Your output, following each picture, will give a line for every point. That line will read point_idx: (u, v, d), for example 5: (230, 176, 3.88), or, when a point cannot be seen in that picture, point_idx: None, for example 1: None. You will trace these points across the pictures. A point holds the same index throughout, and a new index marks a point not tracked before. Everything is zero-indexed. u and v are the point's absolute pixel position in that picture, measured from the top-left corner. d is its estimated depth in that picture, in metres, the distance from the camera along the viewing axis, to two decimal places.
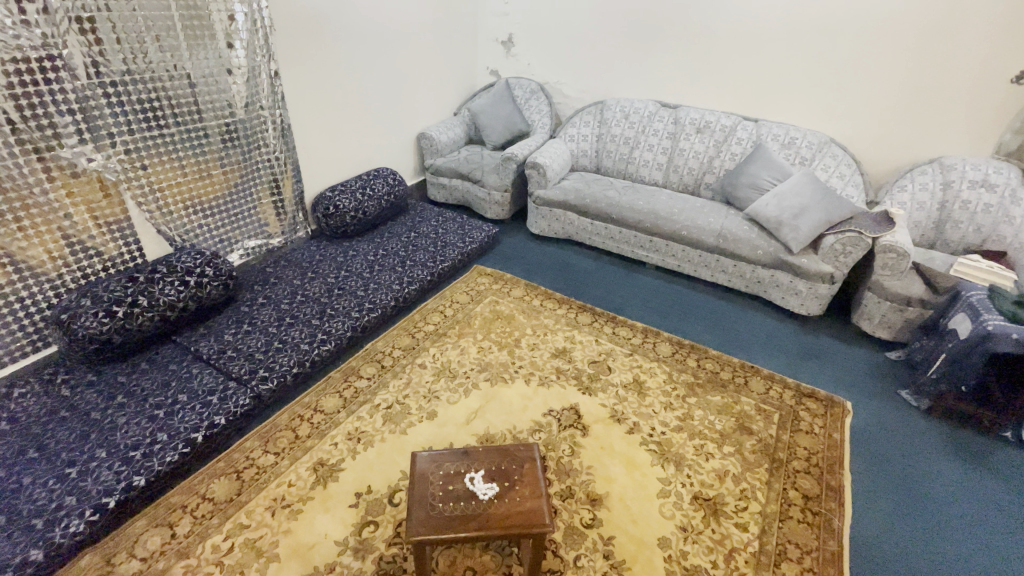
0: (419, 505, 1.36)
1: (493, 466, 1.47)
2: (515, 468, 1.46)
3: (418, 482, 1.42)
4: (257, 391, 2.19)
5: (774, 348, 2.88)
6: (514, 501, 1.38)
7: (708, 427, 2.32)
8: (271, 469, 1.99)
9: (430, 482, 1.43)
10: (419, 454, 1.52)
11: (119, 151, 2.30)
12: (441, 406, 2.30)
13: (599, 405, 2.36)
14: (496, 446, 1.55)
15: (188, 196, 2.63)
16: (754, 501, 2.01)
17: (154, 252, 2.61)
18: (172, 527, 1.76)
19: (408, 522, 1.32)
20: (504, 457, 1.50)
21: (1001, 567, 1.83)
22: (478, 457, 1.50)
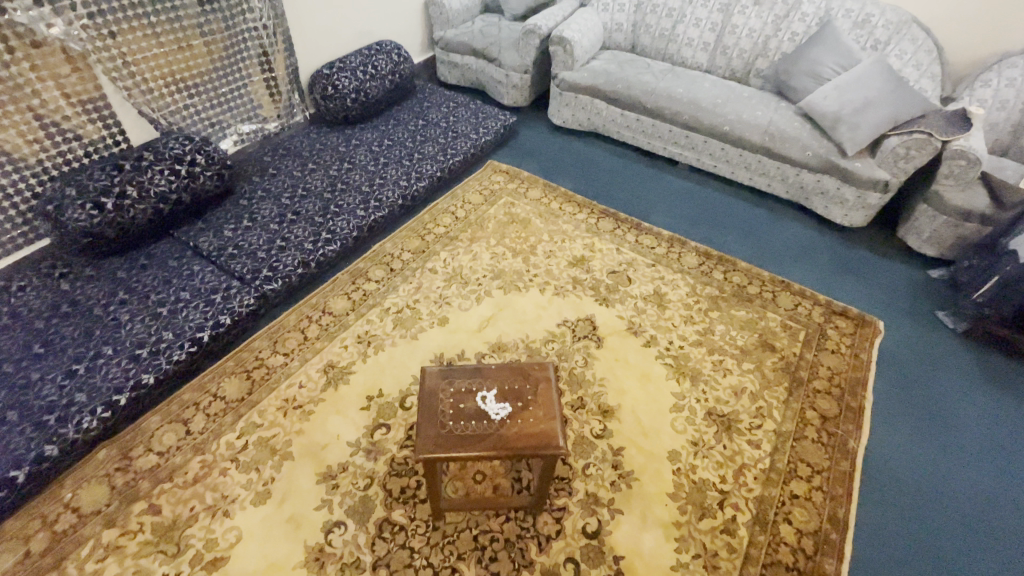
0: (427, 424, 1.30)
1: (505, 385, 1.39)
2: (529, 388, 1.38)
3: (426, 400, 1.35)
4: (262, 291, 2.10)
5: (807, 262, 2.69)
6: (527, 421, 1.31)
7: (730, 343, 2.22)
8: (280, 370, 1.97)
9: (439, 401, 1.35)
10: (428, 369, 1.44)
11: (81, 15, 1.98)
12: (452, 313, 2.21)
13: (617, 316, 2.26)
14: (510, 364, 1.46)
15: (167, 71, 2.32)
16: (769, 420, 1.97)
17: (138, 135, 2.38)
18: (186, 424, 1.78)
19: (417, 438, 1.26)
20: (518, 377, 1.41)
21: (1012, 496, 1.81)
22: (489, 376, 1.41)
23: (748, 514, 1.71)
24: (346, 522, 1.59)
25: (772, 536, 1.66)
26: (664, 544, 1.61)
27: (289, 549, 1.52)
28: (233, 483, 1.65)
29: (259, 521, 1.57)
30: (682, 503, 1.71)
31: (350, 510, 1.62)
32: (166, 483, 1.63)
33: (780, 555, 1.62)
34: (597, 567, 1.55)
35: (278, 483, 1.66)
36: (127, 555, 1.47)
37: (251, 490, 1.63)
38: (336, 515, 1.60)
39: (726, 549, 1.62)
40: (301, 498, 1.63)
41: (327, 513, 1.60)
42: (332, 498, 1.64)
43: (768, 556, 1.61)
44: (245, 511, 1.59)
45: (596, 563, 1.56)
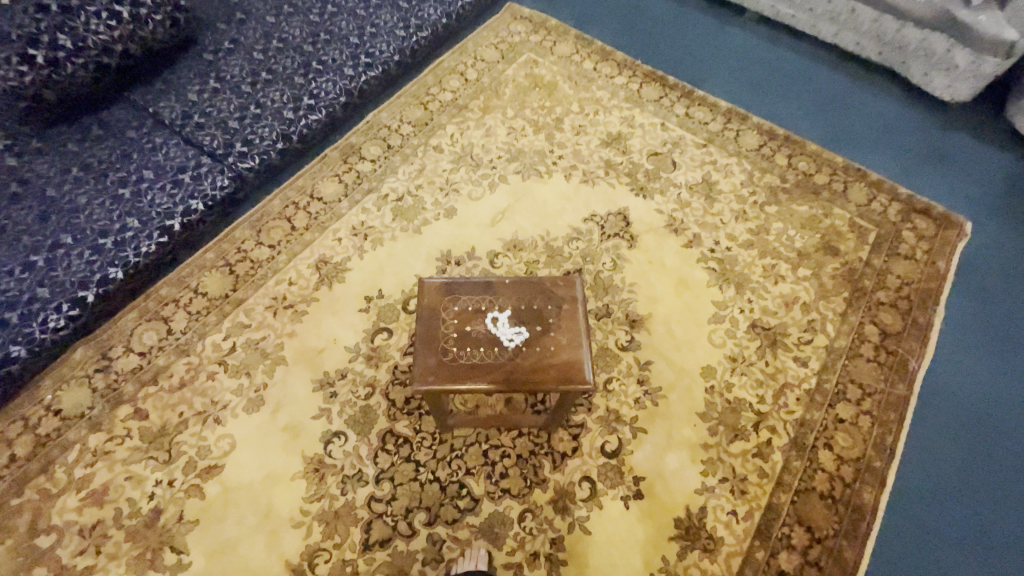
0: (426, 350, 1.08)
1: (521, 303, 1.14)
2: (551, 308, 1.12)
3: (424, 319, 1.11)
4: (237, 171, 1.79)
5: (890, 146, 2.21)
6: (547, 350, 1.08)
7: (784, 245, 1.90)
8: (267, 264, 1.73)
9: (441, 319, 1.12)
10: (427, 280, 1.18)
11: None
12: (460, 203, 1.90)
13: (656, 210, 1.92)
14: (527, 277, 1.18)
15: None
16: (821, 335, 1.73)
17: None
18: (167, 323, 1.62)
19: (413, 366, 1.06)
20: (537, 293, 1.15)
21: None
22: (502, 292, 1.15)
23: (785, 438, 1.55)
24: (346, 432, 1.47)
25: (809, 462, 1.51)
26: (690, 466, 1.48)
27: (286, 459, 1.42)
28: (222, 388, 1.51)
29: (253, 430, 1.46)
30: (713, 424, 1.55)
31: (349, 420, 1.48)
32: (151, 387, 1.51)
33: (815, 482, 1.49)
34: (615, 488, 1.44)
35: (271, 389, 1.52)
36: (117, 461, 1.40)
37: (242, 397, 1.50)
38: (335, 426, 1.47)
39: (757, 474, 1.48)
40: (297, 406, 1.50)
41: (326, 423, 1.48)
42: (329, 407, 1.50)
43: (802, 483, 1.48)
44: (237, 419, 1.47)
45: (614, 483, 1.44)
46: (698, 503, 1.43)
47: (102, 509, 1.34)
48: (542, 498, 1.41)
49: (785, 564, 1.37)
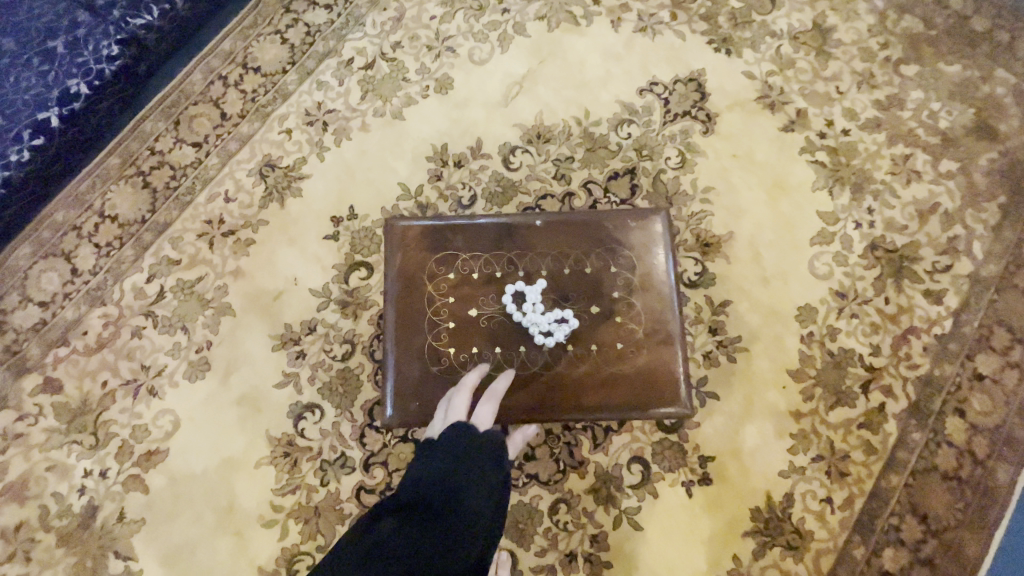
0: (402, 360, 0.95)
1: (566, 268, 0.97)
2: (617, 279, 0.95)
3: (399, 308, 0.97)
4: (129, 30, 1.14)
5: None
6: (612, 350, 0.93)
7: (927, 124, 1.30)
8: (194, 173, 1.24)
9: (422, 304, 0.96)
10: (396, 221, 1.00)
11: None
12: (456, 71, 1.31)
13: (744, 75, 1.31)
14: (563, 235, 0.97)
15: None
16: (965, 258, 1.23)
17: None
18: (69, 261, 1.19)
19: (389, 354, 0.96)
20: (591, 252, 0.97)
21: None
22: (533, 252, 0.98)
23: (902, 402, 1.16)
24: (322, 405, 1.11)
25: (932, 433, 1.14)
26: (774, 443, 1.12)
27: (246, 442, 1.09)
28: (154, 349, 1.14)
29: (200, 404, 1.11)
30: (807, 385, 1.16)
31: (324, 390, 1.12)
32: (62, 348, 1.14)
33: (937, 459, 1.13)
34: (675, 471, 1.10)
35: (217, 349, 1.14)
36: (34, 446, 1.10)
37: (181, 360, 1.13)
38: (305, 398, 1.11)
39: (862, 450, 1.13)
40: (253, 371, 1.13)
41: (294, 393, 1.12)
42: (296, 372, 1.13)
43: (920, 462, 1.13)
44: (178, 390, 1.12)
45: (674, 466, 1.10)
46: (783, 489, 1.10)
47: (25, 508, 1.07)
48: (579, 486, 1.09)
49: (888, 562, 1.08)
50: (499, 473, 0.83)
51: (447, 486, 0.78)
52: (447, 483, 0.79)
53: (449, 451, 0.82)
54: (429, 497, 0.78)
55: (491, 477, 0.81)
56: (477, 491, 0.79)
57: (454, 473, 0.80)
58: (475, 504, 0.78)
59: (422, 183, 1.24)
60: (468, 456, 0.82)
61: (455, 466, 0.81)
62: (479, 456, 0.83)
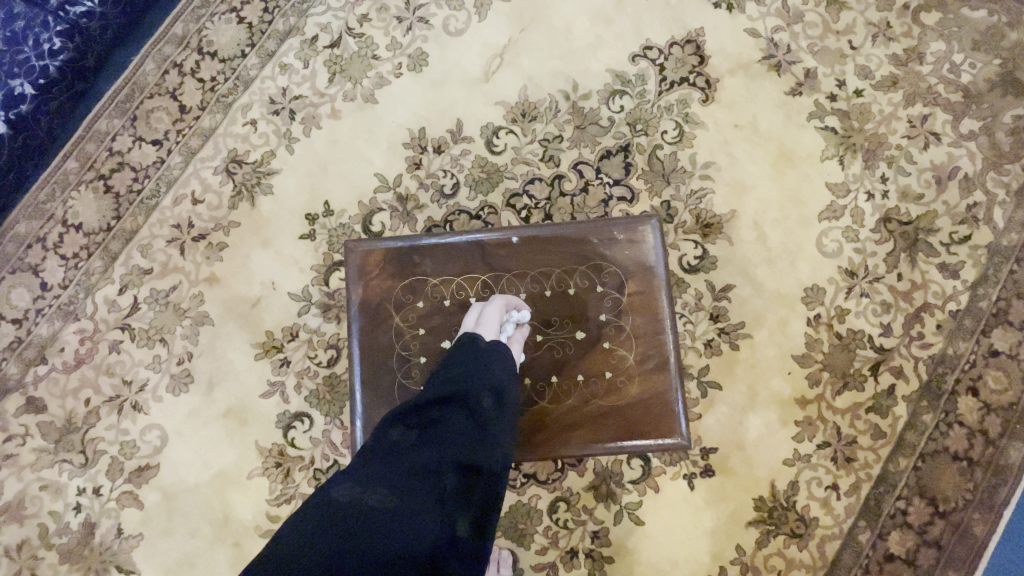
0: (373, 400, 0.92)
1: (548, 290, 0.94)
2: (603, 302, 0.92)
3: (365, 344, 0.93)
4: (69, 19, 1.05)
5: None
6: (601, 379, 0.91)
7: (947, 80, 1.19)
8: (157, 173, 1.16)
9: (391, 337, 0.93)
10: (358, 246, 0.95)
11: None
12: (430, 44, 1.20)
13: (748, 33, 1.19)
14: (541, 259, 0.94)
15: None
16: (983, 228, 1.15)
17: None
18: (38, 275, 1.13)
19: (362, 392, 0.92)
20: (575, 271, 0.93)
21: None
22: (510, 273, 0.95)
23: (913, 383, 1.11)
24: (311, 413, 1.08)
25: (942, 414, 1.10)
26: (779, 430, 1.09)
27: (237, 453, 1.07)
28: (134, 363, 1.10)
29: (186, 417, 1.08)
30: (814, 370, 1.11)
31: (312, 398, 1.09)
32: (41, 366, 1.10)
33: (947, 441, 1.08)
34: (676, 464, 1.07)
35: (198, 361, 1.10)
36: (25, 467, 1.07)
37: (163, 373, 1.10)
38: (294, 406, 1.08)
39: (871, 434, 1.10)
40: (236, 382, 1.09)
41: (281, 402, 1.09)
42: (283, 380, 1.09)
43: (931, 443, 1.09)
44: (162, 404, 1.09)
45: (675, 459, 1.08)
46: (788, 477, 1.08)
47: (24, 527, 1.05)
48: (579, 484, 1.07)
49: (893, 545, 1.06)
50: (507, 378, 0.80)
51: (458, 393, 0.76)
52: (456, 388, 0.76)
53: (463, 370, 0.79)
54: (440, 404, 0.75)
55: (500, 383, 0.79)
56: (487, 395, 0.76)
57: (464, 379, 0.78)
58: (487, 410, 0.75)
59: (400, 174, 1.16)
60: (477, 362, 0.80)
61: (463, 373, 0.78)
62: (496, 368, 0.80)
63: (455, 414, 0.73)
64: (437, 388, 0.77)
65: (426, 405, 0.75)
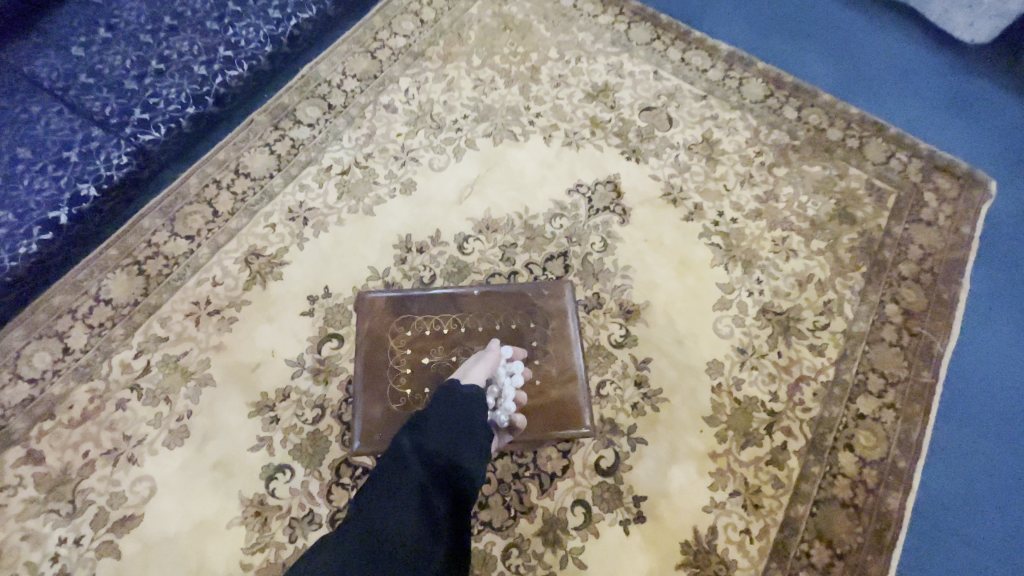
0: (371, 410, 1.13)
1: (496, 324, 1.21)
2: (535, 332, 1.20)
3: (367, 366, 1.15)
4: (138, 144, 1.42)
5: (894, 101, 1.87)
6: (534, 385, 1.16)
7: (797, 213, 1.64)
8: (185, 261, 1.42)
9: (388, 359, 1.16)
10: (365, 296, 1.20)
11: None
12: (419, 176, 1.59)
13: (652, 178, 1.64)
14: (490, 296, 1.23)
15: None
16: (838, 318, 1.52)
17: None
18: (63, 341, 1.30)
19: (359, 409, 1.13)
20: (518, 310, 1.22)
21: None
22: (472, 313, 1.21)
23: (801, 440, 1.36)
24: (292, 465, 1.22)
25: (828, 466, 1.34)
26: (697, 481, 1.29)
27: (219, 503, 1.18)
28: (136, 419, 1.23)
29: (176, 470, 1.20)
30: (721, 429, 1.35)
31: (296, 451, 1.24)
32: (47, 421, 1.21)
33: (833, 489, 1.31)
34: (612, 511, 1.25)
35: (196, 419, 1.25)
36: (12, 516, 1.13)
37: (161, 429, 1.23)
38: (278, 458, 1.22)
39: (772, 484, 1.31)
40: (228, 438, 1.24)
41: (266, 455, 1.23)
42: (270, 436, 1.25)
43: (821, 492, 1.31)
44: (156, 457, 1.20)
45: (611, 506, 1.25)
46: (707, 523, 1.26)
47: None
48: (529, 530, 1.22)
49: None
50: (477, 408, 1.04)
51: (423, 433, 0.97)
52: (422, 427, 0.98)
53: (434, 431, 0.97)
54: (407, 442, 0.96)
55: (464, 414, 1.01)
56: (450, 432, 0.98)
57: (439, 440, 0.96)
58: (450, 442, 0.96)
59: (389, 267, 1.45)
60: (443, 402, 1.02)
61: (434, 436, 0.96)
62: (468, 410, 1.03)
63: (418, 451, 0.94)
64: (407, 430, 0.98)
65: (398, 441, 0.96)
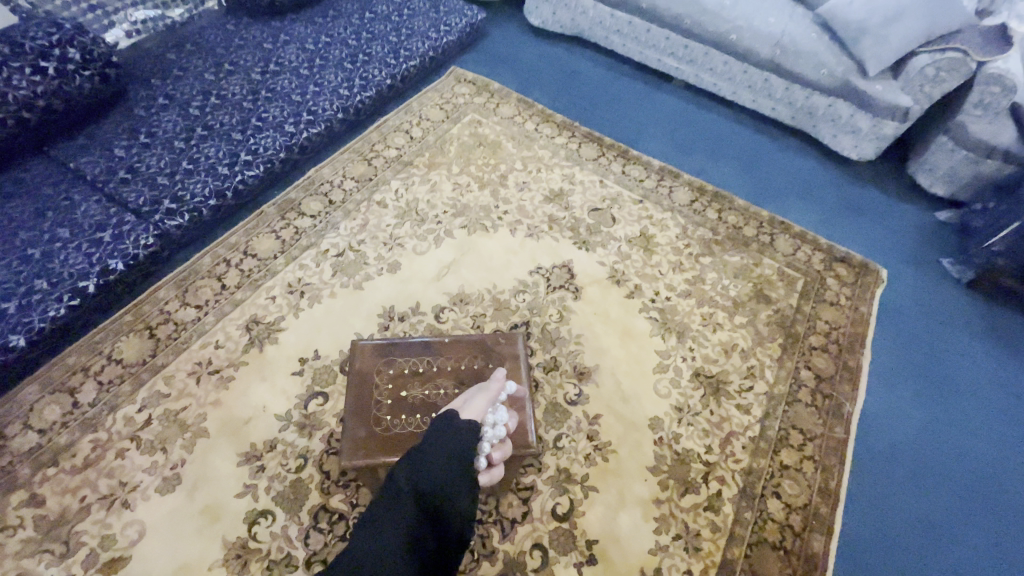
0: (356, 435, 1.25)
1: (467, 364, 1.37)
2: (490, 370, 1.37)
3: (354, 399, 1.30)
4: (164, 227, 1.68)
5: (796, 206, 2.30)
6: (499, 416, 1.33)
7: (721, 294, 1.96)
8: (192, 327, 1.62)
9: (375, 392, 1.31)
10: (360, 343, 1.40)
11: None
12: (403, 258, 1.87)
13: (599, 263, 1.96)
14: (458, 339, 1.40)
15: None
16: (761, 381, 1.77)
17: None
18: (73, 395, 1.44)
19: (344, 440, 1.25)
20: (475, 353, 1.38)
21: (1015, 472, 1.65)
22: (446, 356, 1.37)
23: (734, 488, 1.54)
24: (274, 511, 1.33)
25: (759, 512, 1.50)
26: (643, 526, 1.44)
27: (203, 547, 1.27)
28: (133, 467, 1.35)
29: (166, 514, 1.30)
30: (664, 478, 1.53)
31: (279, 497, 1.35)
32: (50, 468, 1.32)
33: (764, 533, 1.47)
34: (567, 554, 1.38)
35: (188, 467, 1.37)
36: (4, 558, 1.21)
37: (155, 476, 1.34)
38: (261, 504, 1.34)
39: (710, 528, 1.46)
40: (217, 485, 1.35)
41: (251, 501, 1.34)
42: (256, 483, 1.37)
43: (753, 535, 1.47)
44: (148, 502, 1.31)
45: (566, 549, 1.38)
46: (653, 564, 1.39)
47: None
48: (491, 571, 1.34)
49: None
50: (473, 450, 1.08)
51: (420, 473, 0.99)
52: (421, 467, 1.01)
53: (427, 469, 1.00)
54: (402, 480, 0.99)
55: (463, 456, 1.05)
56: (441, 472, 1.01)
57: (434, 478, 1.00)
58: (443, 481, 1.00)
59: (373, 333, 1.67)
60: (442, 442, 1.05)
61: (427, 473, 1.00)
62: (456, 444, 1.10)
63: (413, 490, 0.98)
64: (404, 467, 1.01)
65: (395, 480, 0.99)
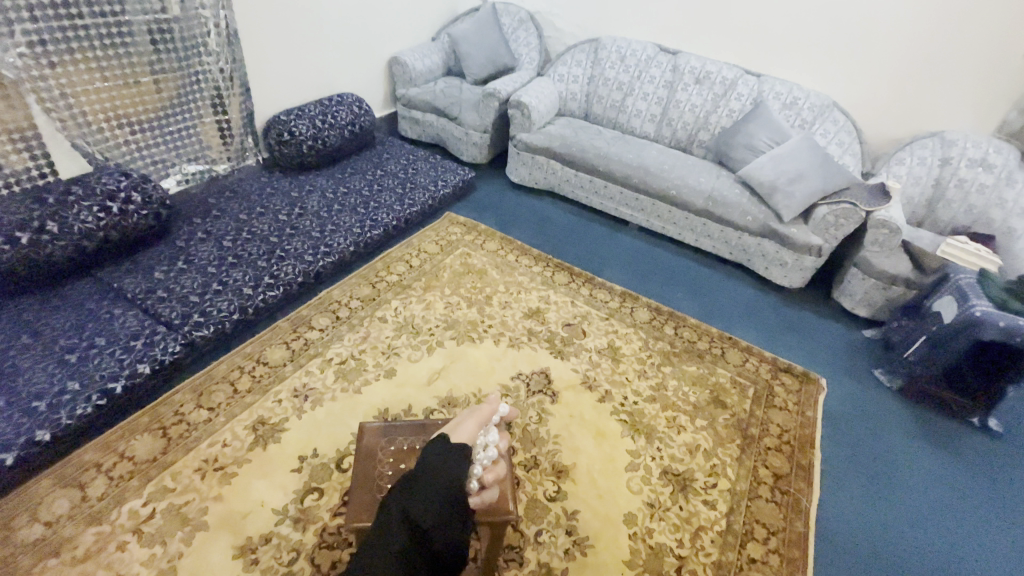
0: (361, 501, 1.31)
1: None
2: None
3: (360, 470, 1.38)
4: (190, 338, 1.92)
5: (741, 324, 2.67)
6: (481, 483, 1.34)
7: (682, 399, 2.20)
8: (203, 427, 1.77)
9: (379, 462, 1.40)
10: (369, 425, 1.52)
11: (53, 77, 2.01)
12: (399, 366, 2.10)
13: (573, 371, 2.21)
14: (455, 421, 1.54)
15: (126, 113, 2.27)
16: (723, 478, 1.92)
17: (76, 179, 2.12)
18: (83, 489, 1.55)
19: (349, 506, 1.30)
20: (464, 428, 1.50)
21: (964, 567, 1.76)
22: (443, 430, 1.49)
23: None
24: None
25: None
26: None
27: None
28: (132, 559, 1.42)
29: None
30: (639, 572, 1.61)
31: None
32: (51, 559, 1.39)
33: None
34: None
35: (185, 560, 1.43)
36: None
37: (152, 568, 1.41)
38: None
39: None
40: None
41: None
42: None
43: None
44: None
45: None
46: None
47: None
48: None
49: None
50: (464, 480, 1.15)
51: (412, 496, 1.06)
52: (416, 493, 1.07)
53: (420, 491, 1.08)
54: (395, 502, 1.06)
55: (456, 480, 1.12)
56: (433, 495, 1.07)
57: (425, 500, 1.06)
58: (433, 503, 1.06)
59: None
60: (436, 467, 1.13)
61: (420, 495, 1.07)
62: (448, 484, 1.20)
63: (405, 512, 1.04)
64: (401, 492, 1.08)
65: (389, 505, 1.06)
